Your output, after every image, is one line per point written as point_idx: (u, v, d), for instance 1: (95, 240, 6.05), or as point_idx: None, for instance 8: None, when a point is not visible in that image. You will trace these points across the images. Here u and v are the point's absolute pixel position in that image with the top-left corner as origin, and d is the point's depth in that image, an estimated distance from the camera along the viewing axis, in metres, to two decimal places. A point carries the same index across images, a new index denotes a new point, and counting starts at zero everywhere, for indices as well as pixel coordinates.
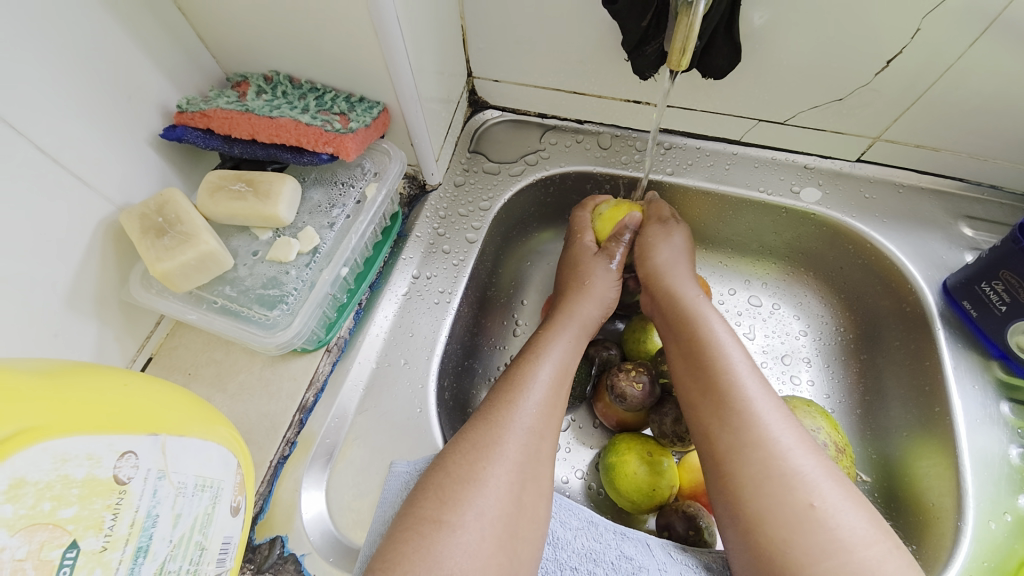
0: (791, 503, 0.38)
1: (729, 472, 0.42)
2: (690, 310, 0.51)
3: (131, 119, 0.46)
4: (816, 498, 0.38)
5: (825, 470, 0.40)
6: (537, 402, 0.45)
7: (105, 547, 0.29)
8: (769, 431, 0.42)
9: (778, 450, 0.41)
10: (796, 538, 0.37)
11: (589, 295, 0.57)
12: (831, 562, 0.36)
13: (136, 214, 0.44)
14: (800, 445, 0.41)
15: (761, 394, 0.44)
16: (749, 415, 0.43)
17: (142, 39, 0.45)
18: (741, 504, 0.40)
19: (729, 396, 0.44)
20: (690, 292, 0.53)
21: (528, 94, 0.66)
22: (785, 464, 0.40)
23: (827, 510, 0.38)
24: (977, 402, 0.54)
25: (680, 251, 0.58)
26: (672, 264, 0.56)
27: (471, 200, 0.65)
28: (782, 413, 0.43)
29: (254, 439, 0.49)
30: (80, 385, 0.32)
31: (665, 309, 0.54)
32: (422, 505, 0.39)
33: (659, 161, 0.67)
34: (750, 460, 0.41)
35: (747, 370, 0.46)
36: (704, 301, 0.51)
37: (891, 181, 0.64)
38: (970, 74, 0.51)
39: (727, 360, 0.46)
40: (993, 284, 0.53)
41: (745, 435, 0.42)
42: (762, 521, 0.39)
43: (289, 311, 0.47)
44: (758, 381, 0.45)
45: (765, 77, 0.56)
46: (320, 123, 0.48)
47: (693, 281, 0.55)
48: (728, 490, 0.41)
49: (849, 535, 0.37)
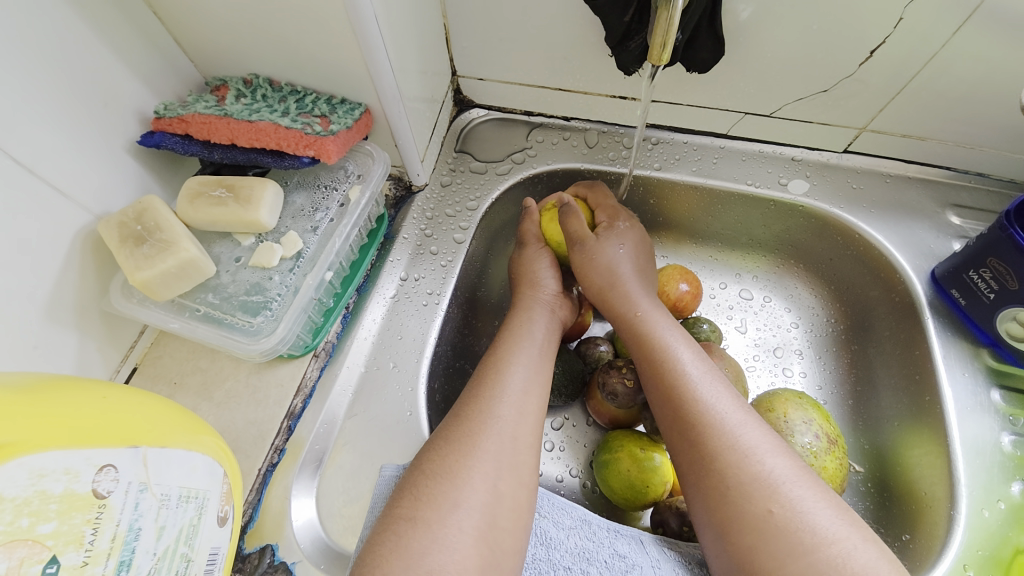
0: (750, 511, 0.38)
1: (694, 485, 0.42)
2: (641, 323, 0.52)
3: (108, 127, 0.45)
4: (775, 503, 0.38)
5: (788, 471, 0.40)
6: (512, 390, 0.45)
7: (86, 562, 0.29)
8: (726, 439, 0.42)
9: (736, 458, 0.41)
10: (760, 545, 0.37)
11: (536, 287, 0.57)
12: (796, 566, 0.36)
13: (114, 222, 0.43)
14: (760, 447, 0.41)
15: (715, 402, 0.44)
16: (703, 427, 0.43)
17: (117, 45, 0.44)
18: (709, 515, 0.41)
19: (683, 409, 0.45)
20: (640, 302, 0.54)
21: (514, 92, 0.65)
22: (743, 471, 0.40)
23: (788, 513, 0.38)
24: (968, 390, 0.54)
25: (622, 260, 0.56)
26: (618, 268, 0.56)
27: (458, 200, 0.64)
28: (739, 418, 0.43)
29: (241, 448, 0.48)
30: (60, 399, 0.32)
31: (620, 323, 0.54)
32: (400, 504, 0.38)
33: (646, 156, 0.67)
34: (709, 471, 0.41)
35: (699, 378, 0.46)
36: (652, 312, 0.52)
37: (879, 171, 0.64)
38: (955, 62, 0.51)
39: (678, 371, 0.47)
40: (981, 272, 0.53)
41: (702, 447, 0.42)
42: (728, 530, 0.39)
43: (274, 317, 0.46)
44: (712, 388, 0.45)
45: (751, 70, 0.56)
46: (300, 126, 0.48)
47: (643, 287, 0.55)
48: (698, 499, 0.42)
49: (812, 536, 0.37)
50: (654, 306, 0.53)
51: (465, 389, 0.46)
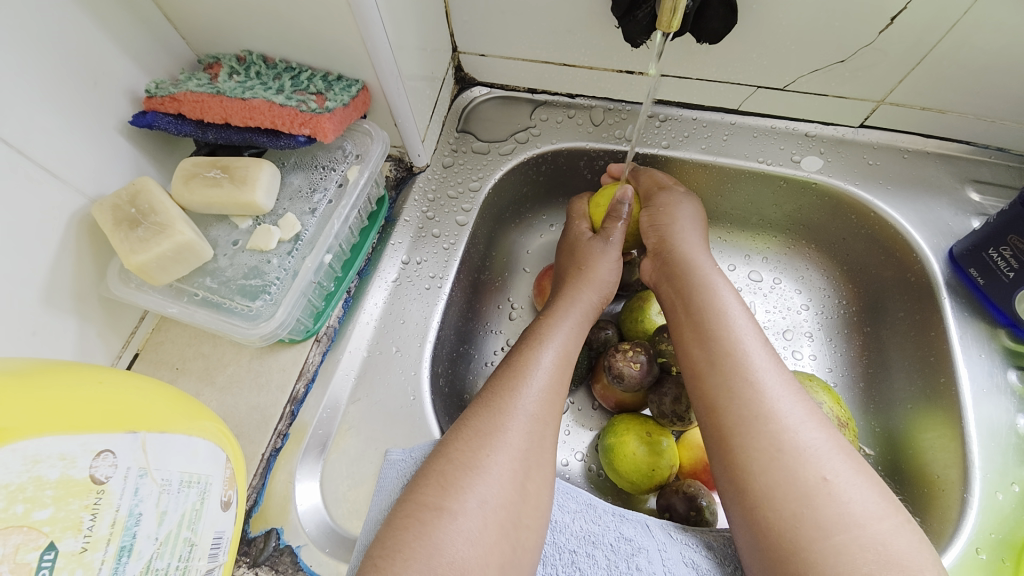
0: (802, 476, 0.37)
1: (737, 446, 0.40)
2: (701, 280, 0.50)
3: (99, 107, 0.44)
4: (828, 472, 0.38)
5: (835, 444, 0.39)
6: (541, 389, 0.44)
7: (85, 548, 0.28)
8: (778, 404, 0.41)
9: (789, 424, 0.40)
10: (804, 513, 0.36)
11: (596, 287, 0.55)
12: (843, 536, 0.35)
13: (108, 205, 0.43)
14: (809, 417, 0.41)
15: (770, 366, 0.43)
16: (759, 387, 0.42)
17: (105, 22, 0.43)
18: (749, 479, 0.39)
19: (737, 368, 0.43)
20: (700, 264, 0.52)
21: (516, 68, 0.63)
22: (796, 437, 0.39)
23: (838, 484, 0.37)
24: (984, 372, 0.53)
25: (688, 217, 0.56)
26: (682, 233, 0.55)
27: (461, 180, 0.63)
28: (790, 386, 0.43)
29: (244, 433, 0.48)
30: (53, 384, 0.31)
31: (673, 278, 0.52)
32: (423, 492, 0.38)
33: (654, 134, 0.64)
34: (761, 432, 0.40)
35: (757, 343, 0.45)
36: (715, 272, 0.50)
37: (896, 146, 0.62)
38: (978, 29, 0.48)
39: (738, 331, 0.45)
40: (1001, 250, 0.51)
41: (757, 407, 0.41)
42: (770, 496, 0.38)
43: (272, 301, 0.46)
44: (767, 351, 0.44)
45: (765, 40, 0.53)
46: (295, 104, 0.46)
47: (705, 251, 0.54)
48: (734, 465, 0.40)
49: (861, 510, 0.36)
50: (714, 268, 0.52)
51: (497, 378, 0.45)
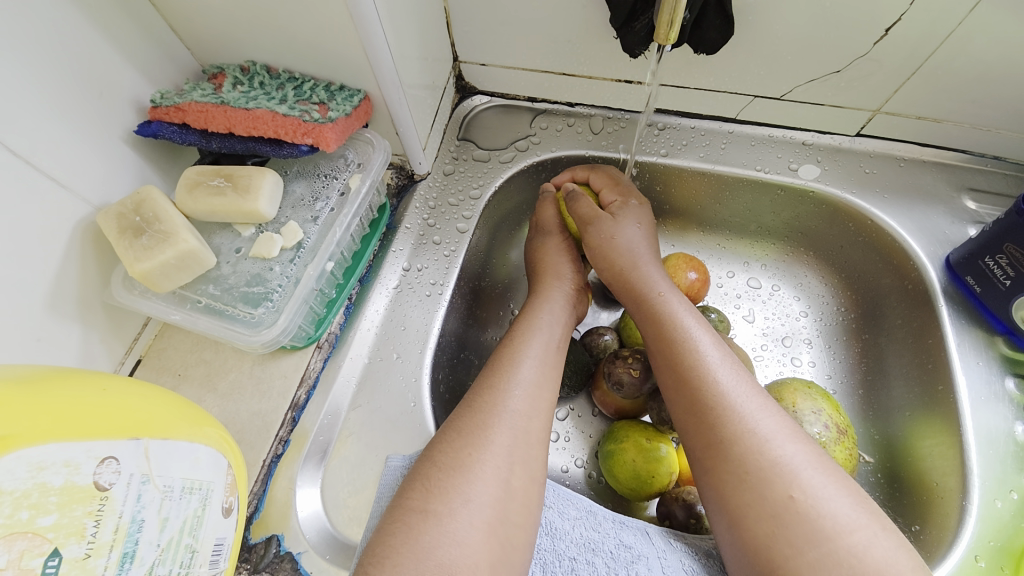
0: (771, 496, 0.38)
1: (710, 470, 0.41)
2: (659, 303, 0.50)
3: (105, 116, 0.45)
4: (796, 489, 0.37)
5: (808, 457, 0.39)
6: (526, 383, 0.45)
7: (88, 554, 0.29)
8: (745, 424, 0.41)
9: (756, 443, 0.40)
10: (779, 530, 0.36)
11: (554, 275, 0.57)
12: (815, 552, 0.35)
13: (113, 213, 0.43)
14: (779, 432, 0.40)
15: (734, 385, 0.43)
16: (722, 411, 0.42)
17: (113, 34, 0.44)
18: (725, 501, 0.39)
19: (702, 391, 0.43)
20: (657, 285, 0.52)
21: (516, 77, 0.64)
22: (764, 456, 0.39)
23: (808, 499, 0.37)
24: (981, 379, 0.53)
25: (637, 238, 0.56)
26: (637, 254, 0.55)
27: (461, 188, 0.63)
28: (760, 402, 0.43)
29: (246, 439, 0.48)
30: (59, 391, 0.32)
31: (635, 301, 0.52)
32: (410, 495, 0.38)
33: (652, 142, 0.65)
34: (729, 456, 0.40)
35: (719, 362, 0.45)
36: (671, 295, 0.50)
37: (892, 154, 0.62)
38: (972, 41, 0.49)
39: (699, 354, 0.45)
40: (997, 258, 0.51)
41: (722, 431, 0.41)
42: (744, 517, 0.38)
43: (275, 308, 0.46)
44: (730, 370, 0.44)
45: (762, 50, 0.54)
46: (298, 114, 0.47)
47: (660, 269, 0.54)
48: (710, 488, 0.41)
49: (832, 523, 0.36)
50: (671, 289, 0.52)
51: (478, 378, 0.46)
